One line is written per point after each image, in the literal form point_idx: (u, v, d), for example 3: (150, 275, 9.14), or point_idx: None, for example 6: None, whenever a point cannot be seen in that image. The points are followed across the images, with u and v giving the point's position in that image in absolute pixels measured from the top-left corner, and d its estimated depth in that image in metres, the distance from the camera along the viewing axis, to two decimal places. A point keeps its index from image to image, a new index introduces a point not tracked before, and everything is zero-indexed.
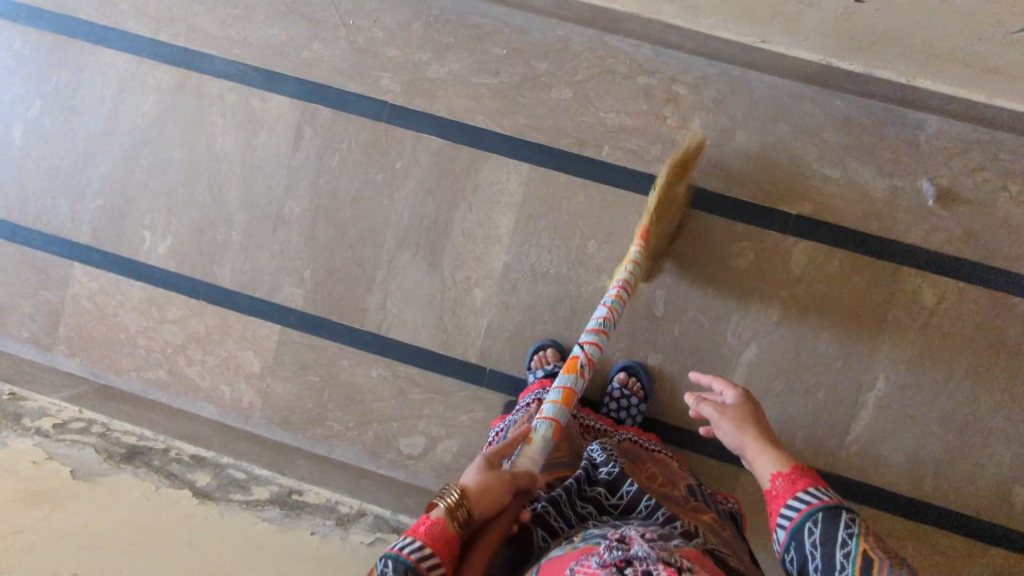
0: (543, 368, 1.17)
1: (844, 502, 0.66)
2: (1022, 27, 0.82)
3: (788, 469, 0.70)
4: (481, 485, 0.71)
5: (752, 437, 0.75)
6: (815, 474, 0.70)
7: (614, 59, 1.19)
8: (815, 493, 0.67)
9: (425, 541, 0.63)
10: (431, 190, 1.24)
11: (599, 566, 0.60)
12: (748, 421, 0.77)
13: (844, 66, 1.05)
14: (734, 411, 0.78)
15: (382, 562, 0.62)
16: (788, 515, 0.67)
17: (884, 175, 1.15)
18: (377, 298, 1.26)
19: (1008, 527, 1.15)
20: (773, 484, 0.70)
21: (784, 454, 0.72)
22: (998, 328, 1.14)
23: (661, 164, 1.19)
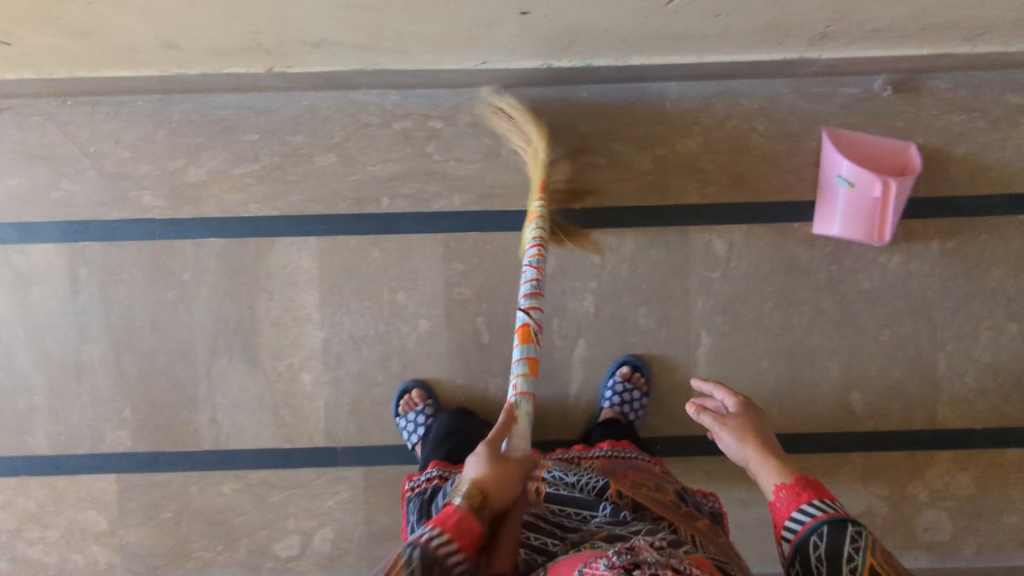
0: (410, 411, 1.17)
1: (851, 515, 0.73)
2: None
3: (793, 480, 0.79)
4: (500, 473, 0.82)
5: (755, 449, 0.84)
6: (818, 487, 0.78)
7: (363, 112, 1.19)
8: (820, 506, 0.75)
9: (449, 534, 0.72)
10: (227, 291, 1.20)
11: (608, 568, 0.61)
12: (747, 431, 0.86)
13: (565, 63, 1.06)
14: (734, 421, 0.88)
15: (406, 550, 0.69)
16: (794, 528, 0.75)
17: (646, 148, 1.20)
18: (207, 414, 1.22)
19: (856, 432, 1.23)
20: (779, 497, 0.78)
21: (783, 466, 0.81)
22: (788, 256, 1.21)
23: (442, 198, 1.20)
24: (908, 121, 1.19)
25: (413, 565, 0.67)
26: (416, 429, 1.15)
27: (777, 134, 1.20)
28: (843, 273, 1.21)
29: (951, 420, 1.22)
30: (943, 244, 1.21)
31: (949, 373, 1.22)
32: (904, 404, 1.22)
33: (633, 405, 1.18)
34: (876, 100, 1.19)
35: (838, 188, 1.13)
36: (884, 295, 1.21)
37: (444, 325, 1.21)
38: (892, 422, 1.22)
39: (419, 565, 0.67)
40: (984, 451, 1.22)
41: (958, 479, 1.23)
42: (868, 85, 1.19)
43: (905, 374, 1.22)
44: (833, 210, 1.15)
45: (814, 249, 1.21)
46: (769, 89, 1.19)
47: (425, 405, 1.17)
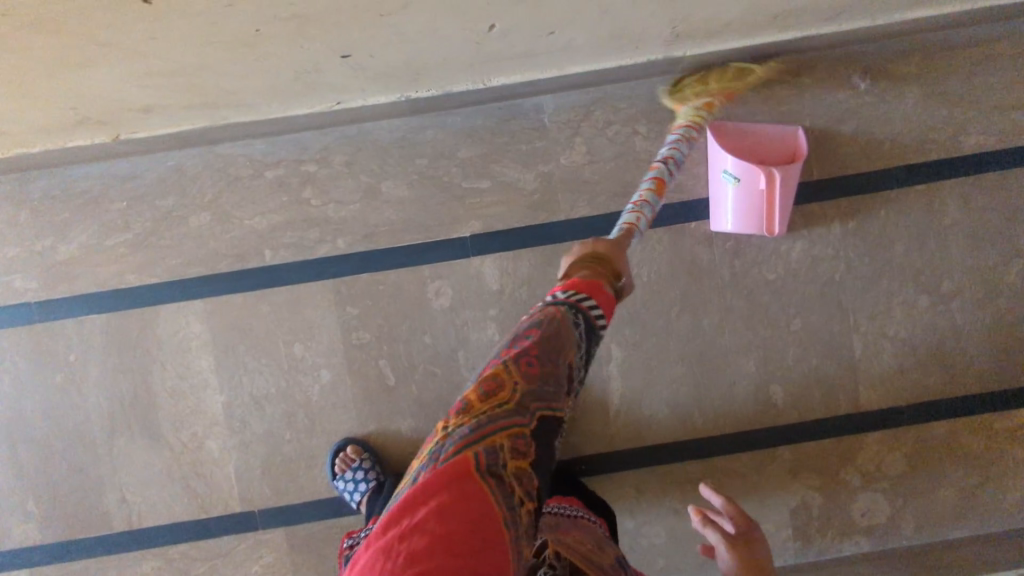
0: (348, 470, 1.13)
1: None
2: (488, 23, 0.80)
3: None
4: (608, 254, 0.73)
5: (748, 566, 0.96)
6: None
7: (232, 166, 1.15)
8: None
9: (576, 290, 0.63)
10: (117, 367, 1.16)
11: None
12: (742, 555, 0.97)
13: (423, 93, 1.03)
14: (737, 540, 0.99)
15: (557, 307, 0.61)
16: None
17: (529, 166, 1.16)
18: (114, 495, 1.17)
19: (781, 426, 1.20)
20: None
21: None
22: (689, 257, 1.18)
23: (326, 243, 1.16)
24: (791, 105, 1.17)
25: (574, 318, 0.60)
26: (357, 488, 1.12)
27: (661, 134, 1.17)
28: (747, 266, 1.18)
29: (875, 401, 1.20)
30: (843, 225, 1.18)
31: (867, 354, 1.20)
32: (825, 391, 1.20)
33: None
34: (756, 88, 1.16)
35: (724, 184, 1.10)
36: (791, 284, 1.19)
37: (346, 372, 1.17)
38: (816, 411, 1.20)
39: (574, 319, 0.60)
40: (911, 429, 1.20)
41: (890, 460, 1.20)
42: None
43: (823, 360, 1.20)
44: (723, 206, 1.12)
45: (714, 247, 1.18)
46: (647, 91, 1.16)
47: (362, 460, 1.13)
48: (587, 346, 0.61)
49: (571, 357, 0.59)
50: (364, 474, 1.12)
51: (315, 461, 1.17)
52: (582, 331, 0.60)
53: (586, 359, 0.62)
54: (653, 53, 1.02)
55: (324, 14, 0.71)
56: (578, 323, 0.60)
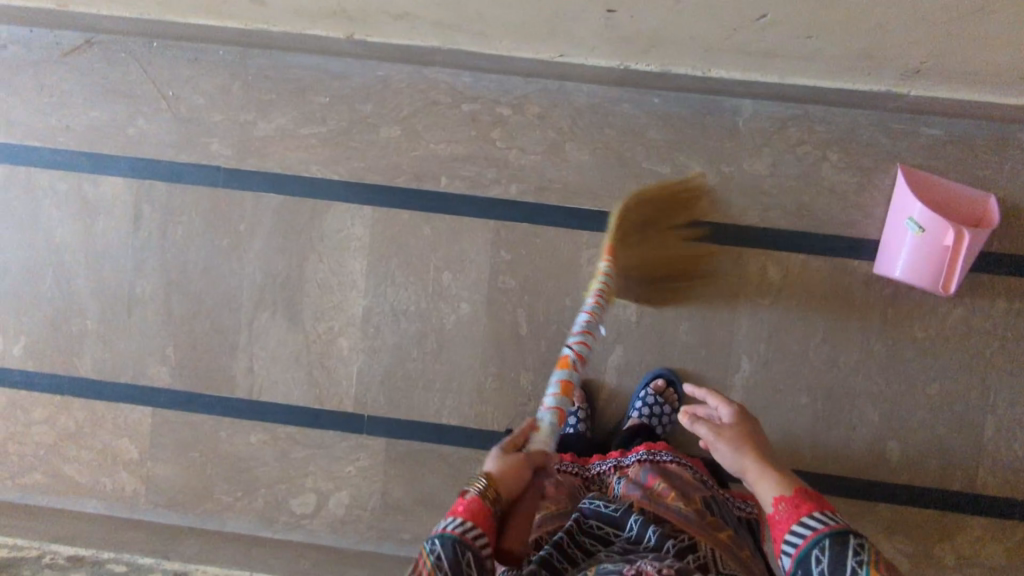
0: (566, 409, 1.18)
1: (850, 526, 0.68)
2: (761, 13, 0.82)
3: (792, 492, 0.72)
4: (504, 468, 0.73)
5: (751, 459, 0.76)
6: (817, 497, 0.72)
7: (434, 90, 1.19)
8: (820, 519, 0.69)
9: (461, 516, 0.68)
10: (278, 247, 1.23)
11: None
12: (745, 442, 0.78)
13: (641, 66, 1.07)
14: (732, 431, 0.79)
15: (430, 543, 0.67)
16: (793, 542, 0.69)
17: (711, 163, 1.18)
18: (244, 363, 1.25)
19: (888, 483, 1.19)
20: (777, 509, 0.72)
21: (785, 477, 0.74)
22: (844, 293, 1.17)
23: (499, 186, 1.20)
24: (991, 171, 1.15)
25: (437, 553, 0.66)
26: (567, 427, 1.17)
27: (850, 166, 1.16)
28: (899, 317, 1.17)
29: (991, 486, 1.17)
30: (1009, 304, 1.15)
31: (996, 437, 1.17)
32: (943, 462, 1.18)
33: (662, 419, 1.16)
34: (959, 145, 1.15)
35: (906, 231, 1.09)
36: (939, 347, 1.17)
37: (483, 311, 1.21)
38: (928, 479, 1.18)
39: (443, 552, 0.66)
40: (1021, 524, 1.17)
41: (990, 548, 1.18)
42: (953, 128, 1.14)
43: (950, 431, 1.17)
44: (897, 253, 1.11)
45: (871, 289, 1.17)
46: (848, 119, 1.16)
47: (580, 407, 1.18)
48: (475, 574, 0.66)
49: None
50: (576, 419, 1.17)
51: (432, 385, 1.22)
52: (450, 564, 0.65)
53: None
54: (878, 84, 1.02)
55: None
56: (440, 558, 0.66)
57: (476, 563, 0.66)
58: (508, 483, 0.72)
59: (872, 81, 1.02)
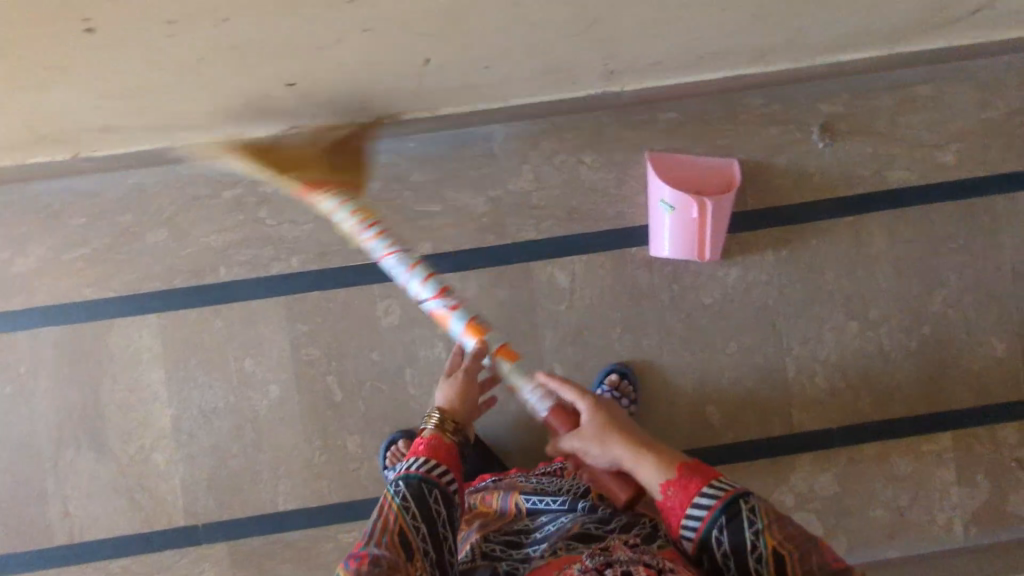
0: (399, 462, 1.16)
1: (741, 490, 0.78)
2: (423, 59, 0.86)
3: (675, 474, 0.82)
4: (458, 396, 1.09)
5: (621, 450, 0.87)
6: (699, 471, 0.82)
7: (191, 184, 1.18)
8: (711, 492, 0.79)
9: (425, 455, 0.94)
10: (67, 379, 1.18)
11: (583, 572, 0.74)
12: (608, 437, 0.89)
13: (376, 119, 1.09)
14: (592, 431, 0.89)
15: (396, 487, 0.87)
16: (696, 518, 0.78)
17: (477, 192, 1.21)
18: (57, 507, 1.18)
19: (717, 445, 1.24)
20: (669, 495, 0.81)
21: (660, 460, 0.84)
22: (631, 280, 1.23)
23: (279, 262, 1.19)
24: (729, 138, 1.22)
25: (403, 492, 0.85)
26: None
27: (605, 164, 1.22)
28: (685, 291, 1.23)
29: (806, 422, 1.25)
30: (777, 253, 1.24)
31: (799, 376, 1.25)
32: (760, 412, 1.24)
33: (623, 411, 1.19)
34: (695, 122, 1.22)
35: (659, 212, 1.16)
36: (727, 308, 1.24)
37: (295, 388, 1.20)
38: (751, 431, 1.24)
39: (408, 491, 0.85)
40: (842, 450, 1.25)
41: (821, 479, 1.25)
42: (687, 109, 1.22)
43: (758, 383, 1.24)
44: (659, 233, 1.18)
45: (654, 271, 1.23)
46: (593, 121, 1.21)
47: None
48: (440, 505, 0.86)
49: (409, 525, 0.81)
50: None
51: (261, 475, 1.19)
52: (420, 497, 0.85)
53: (437, 519, 0.84)
54: (600, 86, 1.08)
55: (257, 44, 0.75)
56: (406, 499, 0.84)
57: (443, 496, 0.87)
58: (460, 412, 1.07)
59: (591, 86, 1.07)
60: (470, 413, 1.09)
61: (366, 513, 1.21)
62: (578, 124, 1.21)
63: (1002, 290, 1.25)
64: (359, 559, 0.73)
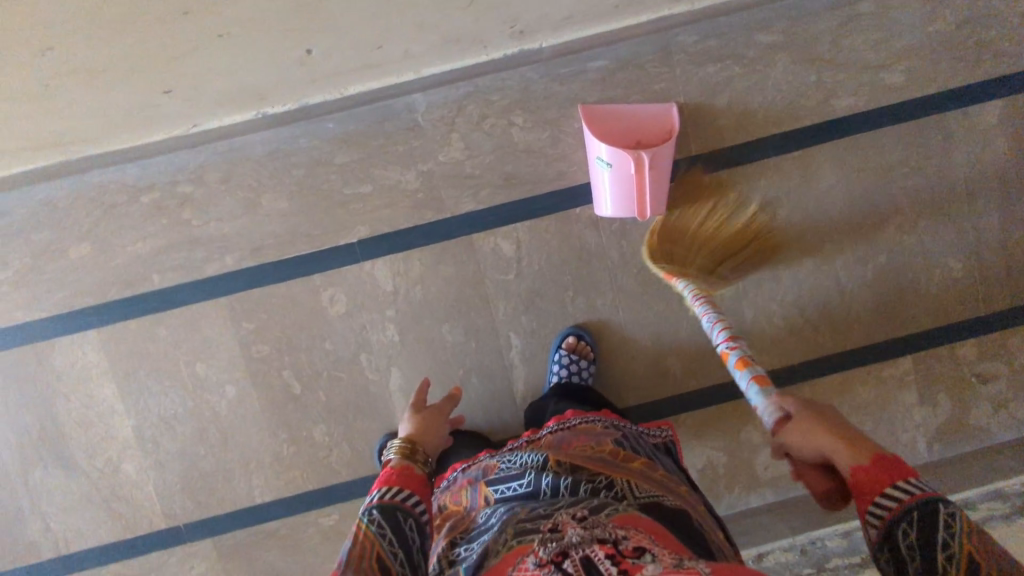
0: None
1: (940, 493, 0.59)
2: (304, 50, 0.82)
3: (870, 461, 0.64)
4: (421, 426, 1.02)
5: (825, 440, 0.69)
6: (894, 462, 0.63)
7: (107, 192, 1.13)
8: (905, 488, 0.60)
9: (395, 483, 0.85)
10: (22, 401, 1.17)
11: (538, 566, 0.66)
12: (819, 428, 0.71)
13: (279, 108, 1.08)
14: (805, 420, 0.74)
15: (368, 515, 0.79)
16: (878, 514, 0.60)
17: (408, 167, 1.16)
18: (40, 525, 1.21)
19: (683, 394, 1.24)
20: (859, 479, 0.63)
21: (853, 443, 0.67)
22: (577, 241, 1.20)
23: (213, 262, 1.16)
24: (664, 83, 1.18)
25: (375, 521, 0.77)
26: None
27: (536, 124, 1.17)
28: (635, 245, 1.20)
29: (768, 362, 1.24)
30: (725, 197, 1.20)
31: (757, 319, 1.24)
32: (722, 356, 1.24)
33: (585, 374, 1.17)
34: (627, 69, 1.17)
35: (598, 170, 1.11)
36: None
37: (251, 386, 1.19)
38: (716, 376, 1.24)
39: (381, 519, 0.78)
40: (807, 384, 1.25)
41: None
42: (617, 55, 1.16)
43: (717, 329, 1.23)
44: (601, 192, 1.13)
45: (601, 229, 1.20)
46: (519, 79, 1.16)
47: None
48: (417, 534, 0.79)
49: (386, 555, 0.74)
50: None
51: (232, 473, 1.21)
52: (394, 526, 0.78)
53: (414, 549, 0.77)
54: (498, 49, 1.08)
55: (105, 62, 0.73)
56: (381, 527, 0.77)
57: (417, 526, 0.79)
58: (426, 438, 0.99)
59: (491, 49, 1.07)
60: (439, 439, 1.01)
61: (342, 498, 1.22)
62: (504, 83, 1.15)
63: (957, 208, 1.22)
64: None
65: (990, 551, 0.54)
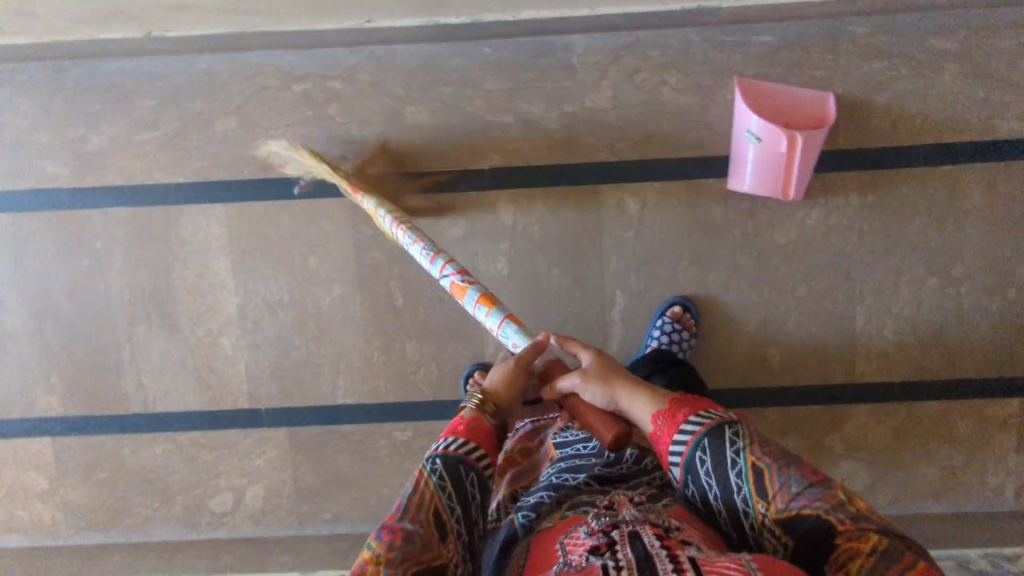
0: None
1: (732, 417, 0.73)
2: None
3: (665, 406, 0.77)
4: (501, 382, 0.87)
5: (616, 389, 0.83)
6: (687, 402, 0.77)
7: (263, 74, 1.16)
8: (695, 420, 0.74)
9: (466, 436, 0.78)
10: (140, 259, 1.21)
11: (588, 535, 0.70)
12: (609, 378, 0.84)
13: (452, 19, 1.10)
14: (592, 373, 0.85)
15: (431, 462, 0.75)
16: (678, 450, 0.74)
17: (552, 106, 1.17)
18: (133, 380, 1.25)
19: (775, 388, 1.22)
20: (656, 425, 0.77)
21: (649, 394, 0.80)
22: (703, 213, 1.18)
23: (346, 161, 1.18)
24: (827, 69, 1.15)
25: (438, 472, 0.74)
26: None
27: (688, 87, 1.15)
28: (760, 228, 1.19)
29: (869, 374, 1.21)
30: (862, 198, 1.17)
31: (869, 328, 1.21)
32: (822, 358, 1.21)
33: (684, 345, 1.16)
34: (792, 49, 1.14)
35: (745, 144, 1.10)
36: (802, 250, 1.19)
37: (357, 290, 1.22)
38: (812, 376, 1.22)
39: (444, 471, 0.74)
40: (903, 405, 1.22)
41: (877, 431, 1.23)
42: (785, 32, 1.14)
43: (823, 330, 1.21)
44: (742, 166, 1.12)
45: (730, 206, 1.18)
46: (680, 39, 1.14)
47: None
48: (478, 491, 0.75)
49: (443, 510, 0.72)
50: None
51: (321, 369, 1.24)
52: (455, 478, 0.74)
53: (473, 505, 0.75)
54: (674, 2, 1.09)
55: None
56: (442, 478, 0.74)
57: (478, 481, 0.76)
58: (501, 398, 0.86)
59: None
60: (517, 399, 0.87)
61: (420, 416, 1.25)
62: (665, 40, 1.14)
63: None
64: (389, 537, 0.68)
65: (822, 479, 0.67)
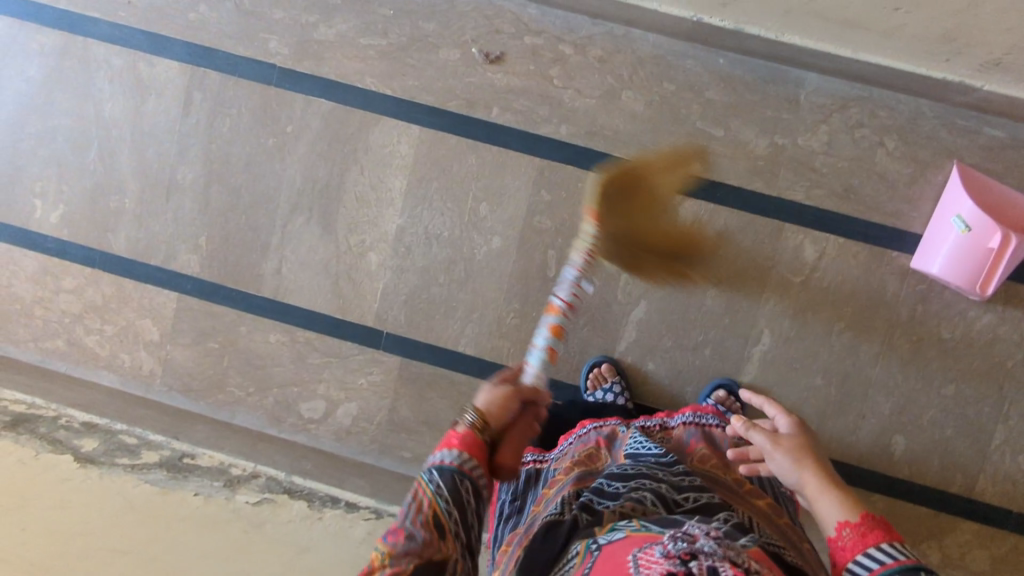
0: (599, 388, 1.18)
1: (926, 563, 0.60)
2: None
3: (859, 519, 0.66)
4: (494, 403, 0.69)
5: (812, 476, 0.73)
6: (888, 526, 0.65)
7: (501, 19, 1.18)
8: (889, 552, 0.61)
9: (460, 449, 0.63)
10: (323, 154, 1.23)
11: (662, 556, 0.53)
12: (805, 455, 0.75)
13: (715, 21, 1.10)
14: (790, 443, 0.76)
15: (428, 474, 0.61)
16: (863, 566, 0.62)
17: (765, 132, 1.16)
18: (273, 265, 1.27)
19: (890, 477, 1.19)
20: (841, 535, 0.66)
21: (852, 502, 0.69)
22: (877, 282, 1.17)
23: (548, 124, 1.19)
24: None
25: (438, 483, 0.60)
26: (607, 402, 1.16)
27: (904, 156, 1.14)
28: (927, 315, 1.17)
29: (986, 493, 1.18)
30: None
31: (1003, 447, 1.18)
32: (947, 462, 1.18)
33: None
34: (1019, 151, 1.13)
35: (950, 229, 1.09)
36: (962, 350, 1.17)
37: (515, 248, 1.22)
38: (931, 477, 1.19)
39: (445, 482, 0.60)
40: (1012, 535, 1.18)
41: (978, 553, 1.19)
42: (1017, 133, 1.13)
43: (957, 434, 1.18)
44: (937, 249, 1.11)
45: (906, 283, 1.16)
46: (911, 109, 1.14)
47: (615, 382, 1.18)
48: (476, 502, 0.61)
49: (443, 519, 0.59)
50: (614, 394, 1.16)
51: (454, 313, 1.24)
52: (454, 492, 0.60)
53: (472, 513, 0.61)
54: (949, 71, 1.05)
55: None
56: (441, 488, 0.60)
57: (476, 489, 0.62)
58: (498, 420, 0.68)
59: (944, 67, 1.04)
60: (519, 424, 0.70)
61: None
62: (897, 104, 1.14)
63: None
64: (389, 539, 0.57)
65: None
